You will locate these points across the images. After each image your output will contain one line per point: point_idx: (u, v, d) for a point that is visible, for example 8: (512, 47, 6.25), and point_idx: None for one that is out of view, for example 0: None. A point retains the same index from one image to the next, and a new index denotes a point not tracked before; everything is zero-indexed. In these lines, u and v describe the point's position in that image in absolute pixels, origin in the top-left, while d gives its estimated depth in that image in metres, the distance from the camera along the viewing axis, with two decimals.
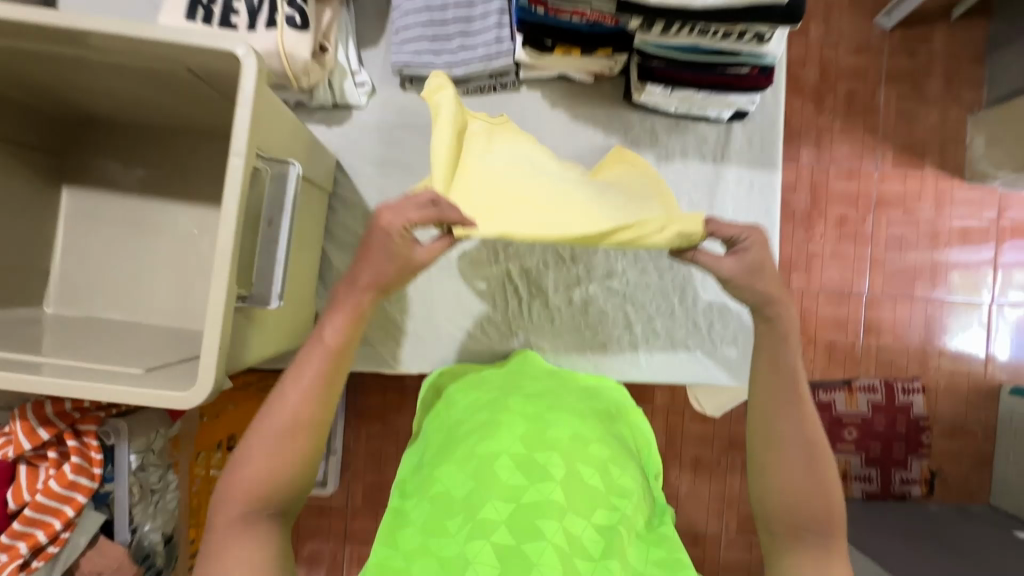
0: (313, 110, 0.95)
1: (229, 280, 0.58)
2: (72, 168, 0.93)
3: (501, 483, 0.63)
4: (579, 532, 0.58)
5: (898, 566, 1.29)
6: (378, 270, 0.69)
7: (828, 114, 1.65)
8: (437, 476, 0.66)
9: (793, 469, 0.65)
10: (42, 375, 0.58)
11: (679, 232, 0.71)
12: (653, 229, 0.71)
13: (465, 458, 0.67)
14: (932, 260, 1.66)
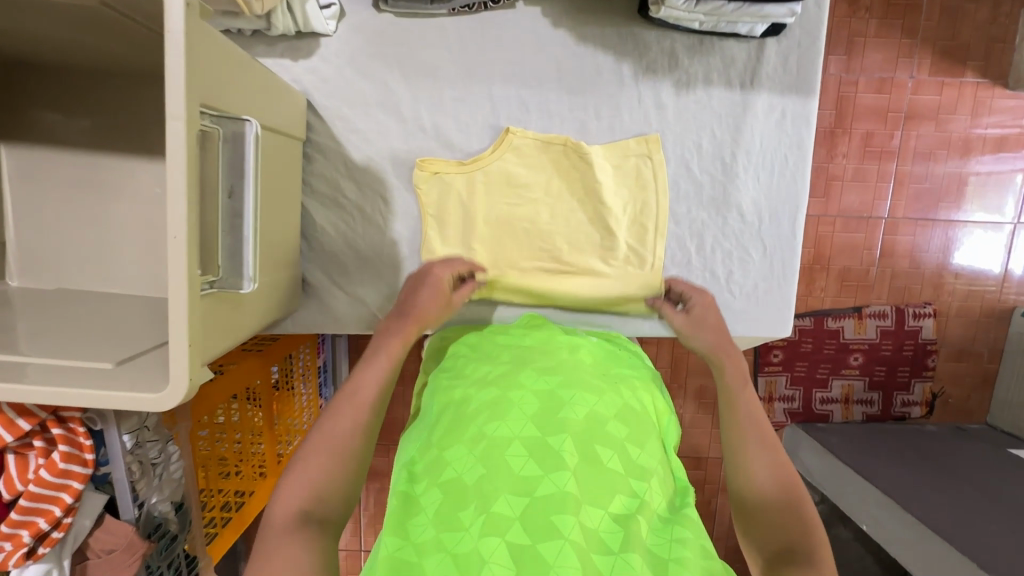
0: (274, 41, 0.81)
1: (191, 265, 0.51)
2: (7, 121, 0.81)
3: (513, 474, 0.60)
4: (597, 525, 0.57)
5: (892, 484, 1.32)
6: (427, 301, 0.76)
7: (863, 15, 1.46)
8: (448, 460, 0.64)
9: (755, 454, 0.65)
10: (23, 383, 0.52)
11: (643, 284, 0.86)
12: (620, 285, 0.86)
13: (475, 442, 0.64)
14: (960, 178, 1.54)
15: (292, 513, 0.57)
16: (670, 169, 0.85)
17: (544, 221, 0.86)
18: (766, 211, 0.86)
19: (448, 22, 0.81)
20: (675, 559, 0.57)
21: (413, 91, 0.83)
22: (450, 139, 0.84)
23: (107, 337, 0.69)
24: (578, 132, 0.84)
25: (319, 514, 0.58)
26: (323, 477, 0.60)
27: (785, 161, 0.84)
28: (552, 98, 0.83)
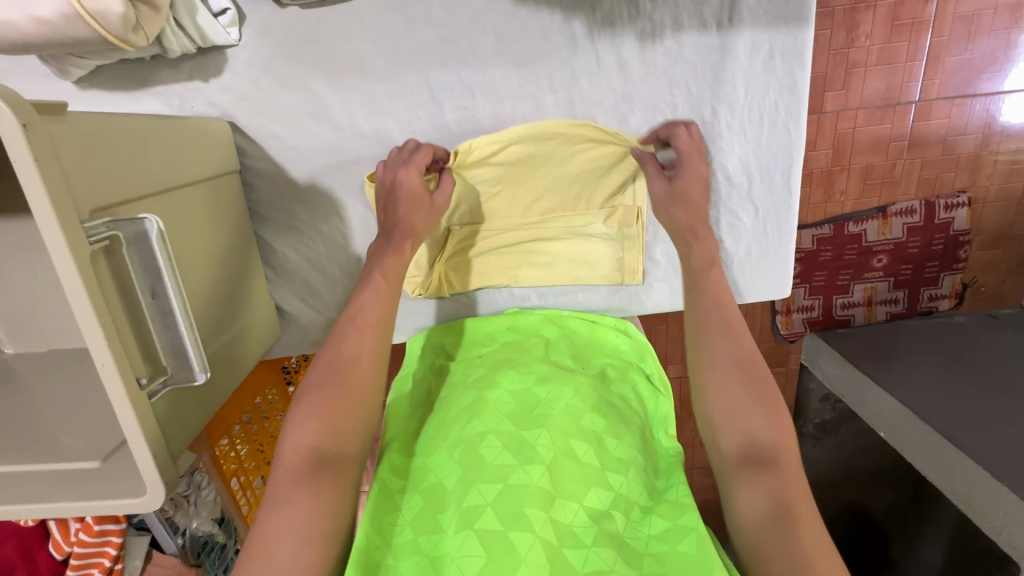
0: (177, 62, 0.71)
1: (131, 378, 0.50)
2: None
3: (485, 466, 0.59)
4: (570, 519, 0.57)
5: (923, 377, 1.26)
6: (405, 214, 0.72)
7: None
8: (429, 466, 0.64)
9: (707, 312, 0.66)
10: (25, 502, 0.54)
11: (620, 219, 0.80)
12: (596, 221, 0.81)
13: (455, 445, 0.63)
14: (1009, 38, 1.22)
15: (306, 452, 0.55)
16: (642, 137, 0.75)
17: (504, 213, 0.81)
18: (756, 169, 0.76)
19: (361, 2, 0.69)
20: (650, 552, 0.56)
21: (340, 92, 0.73)
22: (395, 140, 0.76)
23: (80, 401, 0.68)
24: (534, 113, 0.74)
25: (335, 454, 0.56)
26: (337, 417, 0.58)
27: (775, 110, 0.73)
28: (498, 74, 0.72)
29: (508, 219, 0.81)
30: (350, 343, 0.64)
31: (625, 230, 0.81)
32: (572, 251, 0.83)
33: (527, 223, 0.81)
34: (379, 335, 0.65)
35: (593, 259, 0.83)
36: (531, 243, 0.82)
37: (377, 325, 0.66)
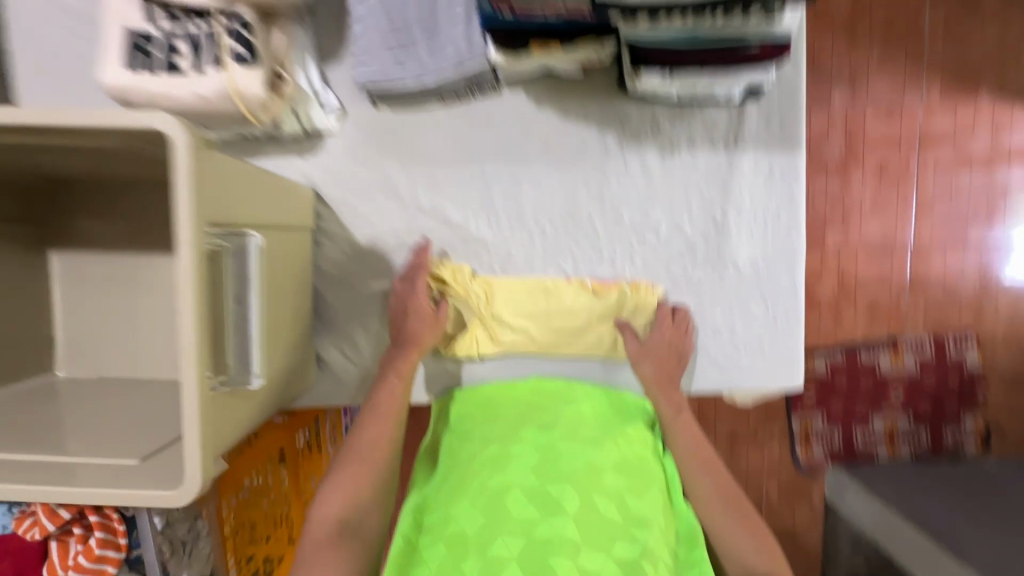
0: (284, 142, 0.89)
1: (201, 368, 0.55)
2: (56, 230, 0.90)
3: (511, 518, 0.61)
4: (598, 569, 0.57)
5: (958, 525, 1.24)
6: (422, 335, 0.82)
7: (864, 46, 1.47)
8: (451, 513, 0.64)
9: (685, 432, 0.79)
10: (66, 484, 0.57)
11: (635, 300, 0.86)
12: (612, 298, 0.87)
13: (478, 495, 0.65)
14: (988, 207, 1.52)
15: (333, 523, 0.68)
16: (661, 228, 0.86)
17: (531, 296, 0.88)
18: (762, 264, 0.86)
19: (440, 111, 0.87)
20: None
21: (411, 176, 0.89)
22: (450, 217, 0.89)
23: (127, 427, 0.75)
24: (569, 204, 0.87)
25: (356, 524, 0.69)
26: (359, 494, 0.70)
27: (778, 216, 0.85)
28: (542, 171, 0.87)
29: (537, 301, 0.88)
30: (371, 430, 0.74)
31: (640, 309, 0.86)
32: (590, 327, 0.88)
33: (548, 306, 0.88)
34: (396, 424, 0.76)
35: (603, 325, 0.88)
36: (556, 324, 0.88)
37: (388, 425, 0.75)
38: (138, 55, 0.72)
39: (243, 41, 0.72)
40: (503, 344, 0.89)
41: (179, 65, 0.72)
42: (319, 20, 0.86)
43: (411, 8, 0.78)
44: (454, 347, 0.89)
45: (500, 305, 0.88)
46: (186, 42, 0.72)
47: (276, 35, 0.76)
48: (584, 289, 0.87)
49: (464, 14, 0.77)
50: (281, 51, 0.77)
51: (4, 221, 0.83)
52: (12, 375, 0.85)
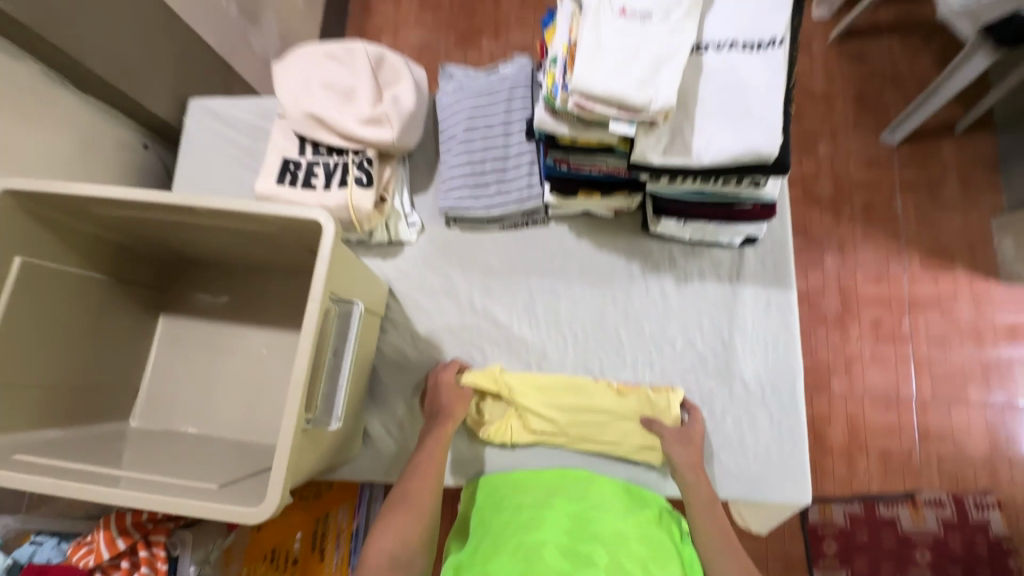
0: (370, 247, 1.10)
1: (301, 403, 0.69)
2: (172, 299, 1.09)
3: (547, 567, 0.71)
4: None
5: None
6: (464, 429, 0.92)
7: (848, 221, 1.74)
8: (492, 563, 0.75)
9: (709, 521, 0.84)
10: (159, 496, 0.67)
11: (658, 399, 0.96)
12: (636, 397, 0.97)
13: (517, 548, 0.76)
14: (985, 369, 1.62)
15: (386, 558, 0.76)
16: (676, 343, 1.01)
17: (563, 389, 0.98)
18: (767, 382, 0.98)
19: (499, 235, 1.09)
20: None
21: (469, 282, 1.07)
22: (497, 318, 1.05)
23: (193, 468, 0.83)
24: (598, 316, 1.04)
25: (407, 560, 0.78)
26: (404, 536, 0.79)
27: (777, 341, 0.99)
28: (578, 288, 1.06)
29: (568, 395, 0.97)
30: (416, 479, 0.85)
31: (662, 408, 0.95)
32: (617, 422, 0.96)
33: (578, 402, 0.97)
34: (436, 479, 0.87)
35: (629, 421, 0.96)
36: (586, 417, 0.96)
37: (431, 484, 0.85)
38: (286, 174, 0.99)
39: (366, 171, 0.98)
40: (536, 433, 0.97)
41: (314, 182, 0.97)
42: (415, 163, 1.14)
43: (487, 159, 1.05)
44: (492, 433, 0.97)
45: (535, 396, 0.98)
46: (323, 168, 0.98)
47: (385, 169, 1.02)
48: (609, 389, 0.98)
49: (528, 169, 1.03)
50: (387, 179, 1.02)
51: (135, 285, 1.03)
52: (98, 415, 0.96)
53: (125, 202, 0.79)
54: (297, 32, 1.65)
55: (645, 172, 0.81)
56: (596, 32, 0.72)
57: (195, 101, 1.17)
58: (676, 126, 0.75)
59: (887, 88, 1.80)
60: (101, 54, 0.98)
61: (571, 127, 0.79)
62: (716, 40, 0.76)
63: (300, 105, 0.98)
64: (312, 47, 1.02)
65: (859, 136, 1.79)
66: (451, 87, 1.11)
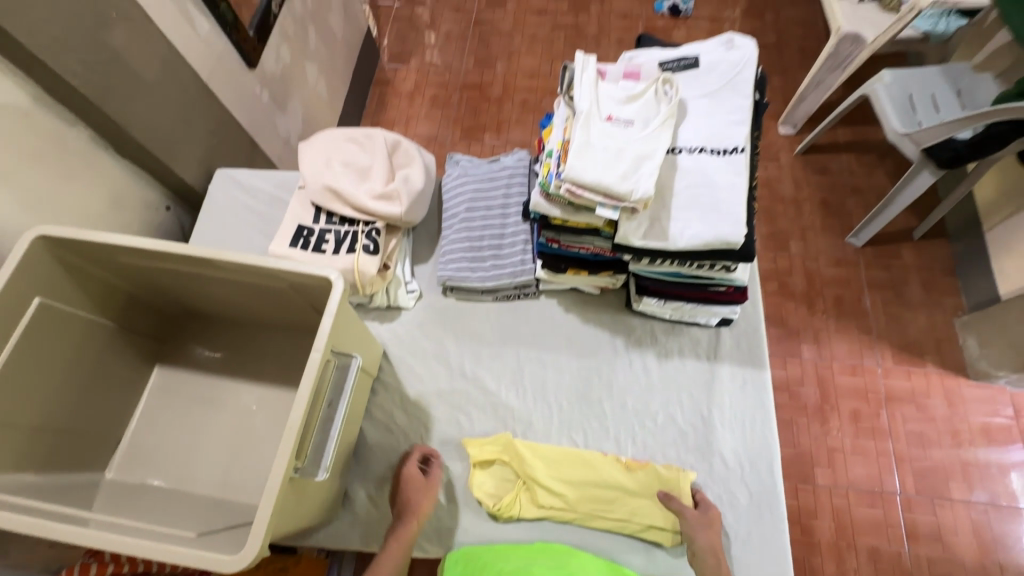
0: (369, 310, 1.16)
1: (291, 451, 0.70)
2: (170, 351, 1.11)
3: None
4: None
5: None
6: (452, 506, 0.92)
7: (821, 314, 1.85)
8: None
9: None
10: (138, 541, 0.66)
11: (673, 474, 0.98)
12: (646, 473, 0.98)
13: None
14: (965, 466, 1.64)
15: None
16: (658, 417, 1.04)
17: (572, 461, 1.00)
18: (745, 460, 1.00)
19: (492, 305, 1.16)
20: None
21: (461, 348, 1.12)
22: (486, 384, 1.09)
23: (168, 521, 0.82)
24: (583, 387, 1.08)
25: None
26: None
27: (754, 419, 1.03)
28: (565, 359, 1.11)
29: (578, 467, 0.99)
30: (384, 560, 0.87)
31: (673, 484, 0.97)
32: (626, 498, 0.97)
33: (588, 475, 0.98)
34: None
35: (637, 496, 0.97)
36: (596, 491, 0.97)
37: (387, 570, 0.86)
38: (299, 239, 1.07)
39: (373, 240, 1.07)
40: (545, 506, 0.97)
41: (325, 248, 1.06)
42: (418, 236, 1.23)
43: (486, 236, 1.15)
44: (502, 503, 0.97)
45: (543, 464, 1.00)
46: (333, 236, 1.07)
47: (390, 239, 1.12)
48: (620, 464, 0.99)
49: (522, 246, 1.12)
50: (391, 248, 1.11)
51: (138, 335, 1.06)
52: (76, 465, 0.95)
53: (147, 253, 0.86)
54: (320, 119, 1.83)
55: (628, 254, 0.91)
56: (587, 132, 0.84)
57: (221, 171, 1.28)
58: (654, 216, 0.85)
59: (848, 196, 1.99)
60: (146, 126, 1.09)
61: (563, 210, 0.90)
62: (689, 145, 0.88)
63: (320, 179, 1.09)
64: (336, 131, 1.15)
65: (827, 237, 1.95)
66: (456, 173, 1.24)
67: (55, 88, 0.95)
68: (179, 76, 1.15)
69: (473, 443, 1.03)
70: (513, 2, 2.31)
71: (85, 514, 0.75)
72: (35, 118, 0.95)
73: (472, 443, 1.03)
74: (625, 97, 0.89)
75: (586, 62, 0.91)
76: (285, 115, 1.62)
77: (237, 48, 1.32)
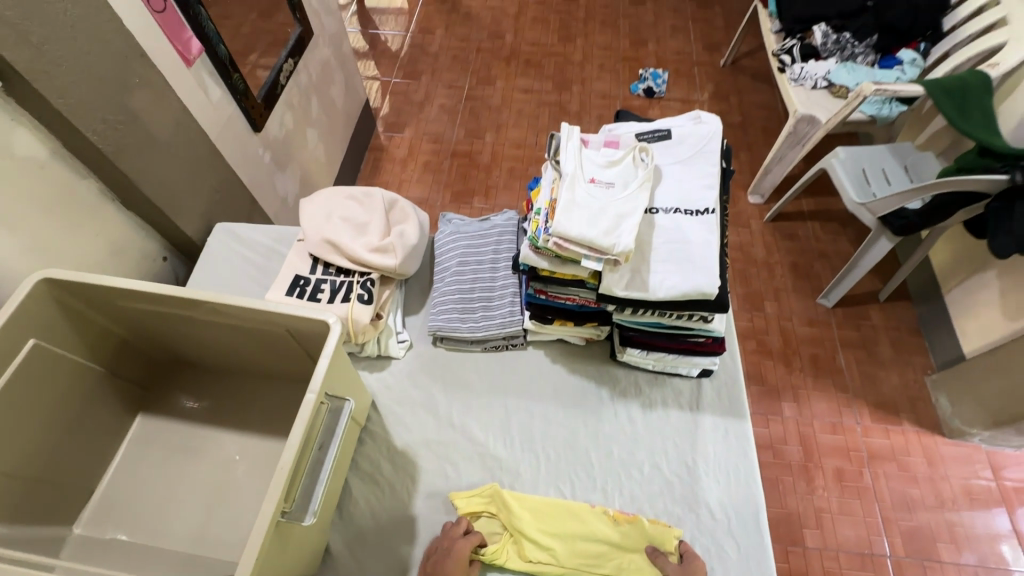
0: (360, 359, 1.17)
1: (280, 493, 0.70)
2: (155, 399, 1.10)
3: None
4: None
5: None
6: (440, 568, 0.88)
7: (799, 372, 1.90)
8: None
9: None
10: None
11: (661, 530, 0.96)
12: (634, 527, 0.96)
13: None
14: (950, 527, 1.64)
15: None
16: (644, 468, 1.05)
17: (557, 514, 0.98)
18: (732, 510, 1.01)
19: (480, 355, 1.19)
20: None
21: (450, 398, 1.14)
22: (474, 434, 1.09)
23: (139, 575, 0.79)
24: (570, 436, 1.09)
25: None
26: None
27: (738, 468, 1.04)
28: (552, 409, 1.12)
29: (563, 520, 0.97)
30: None
31: (662, 539, 0.95)
32: (613, 552, 0.94)
33: (573, 528, 0.96)
34: None
35: (625, 550, 0.94)
36: (582, 545, 0.95)
37: None
38: (295, 288, 1.12)
39: (368, 289, 1.11)
40: (530, 559, 0.94)
41: (320, 296, 1.10)
42: (410, 288, 1.28)
43: (476, 289, 1.20)
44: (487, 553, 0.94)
45: (528, 516, 0.97)
46: (329, 285, 1.12)
47: (384, 290, 1.17)
48: (605, 515, 0.98)
49: (511, 298, 1.17)
50: (384, 298, 1.16)
51: (124, 381, 1.06)
52: (44, 517, 0.91)
53: (145, 295, 0.88)
54: (317, 180, 1.92)
55: (612, 304, 0.96)
56: (572, 192, 0.92)
57: (222, 225, 1.33)
58: (635, 267, 0.92)
59: (816, 260, 2.12)
60: (155, 180, 1.15)
61: (550, 263, 0.96)
62: (665, 207, 0.97)
63: (319, 232, 1.14)
64: (336, 189, 1.22)
65: (799, 299, 2.05)
66: (448, 230, 1.31)
67: (74, 143, 1.00)
68: (190, 136, 1.22)
69: (457, 497, 1.01)
70: (501, 82, 2.52)
71: (54, 564, 0.72)
72: (50, 169, 1.01)
73: (457, 497, 1.01)
74: (606, 162, 0.98)
75: (571, 131, 1.01)
76: (285, 175, 1.70)
77: (245, 114, 1.42)
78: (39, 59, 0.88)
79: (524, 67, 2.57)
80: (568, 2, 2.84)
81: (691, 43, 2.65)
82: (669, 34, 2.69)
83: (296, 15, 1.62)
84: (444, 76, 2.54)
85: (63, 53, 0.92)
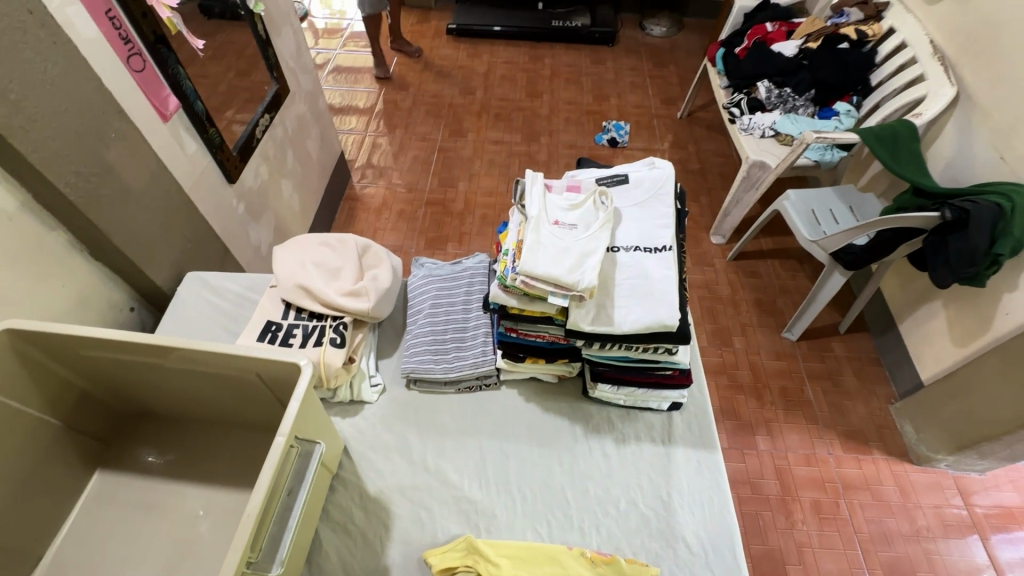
0: (332, 405, 1.16)
1: (244, 543, 0.68)
2: (114, 454, 1.06)
3: None
4: None
5: None
6: None
7: (770, 405, 1.94)
8: None
9: None
10: None
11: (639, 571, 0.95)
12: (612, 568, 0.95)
13: None
14: (928, 556, 1.65)
15: None
16: (620, 505, 1.05)
17: (534, 560, 0.96)
18: (708, 543, 1.01)
19: (455, 397, 1.19)
20: None
21: (424, 441, 1.13)
22: (449, 478, 1.08)
23: None
24: (545, 475, 1.09)
25: None
26: None
27: (712, 499, 1.05)
28: (526, 448, 1.12)
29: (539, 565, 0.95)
30: None
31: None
32: None
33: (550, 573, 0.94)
34: None
35: None
36: None
37: None
38: (267, 333, 1.12)
39: (340, 333, 1.12)
40: None
41: (292, 341, 1.10)
42: (383, 332, 1.29)
43: (449, 331, 1.22)
44: None
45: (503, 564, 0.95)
46: (301, 330, 1.12)
47: (356, 333, 1.18)
48: (583, 558, 0.97)
49: (483, 338, 1.19)
50: (356, 342, 1.17)
51: (83, 436, 1.02)
52: None
53: (109, 343, 0.88)
54: (291, 229, 1.94)
55: (580, 339, 0.99)
56: (537, 233, 0.97)
57: (192, 274, 1.33)
58: (600, 303, 0.96)
59: (778, 295, 2.21)
60: (126, 230, 1.16)
61: (519, 300, 1.00)
62: (626, 245, 1.02)
63: (292, 278, 1.16)
64: (309, 236, 1.25)
65: (765, 333, 2.12)
66: (420, 274, 1.34)
67: (45, 195, 1.01)
68: (164, 187, 1.24)
69: (430, 552, 0.98)
70: (472, 134, 2.64)
71: None
72: (18, 221, 1.00)
73: (430, 552, 0.98)
74: (568, 205, 1.04)
75: (535, 177, 1.08)
76: (259, 225, 1.72)
77: (220, 165, 1.45)
78: (16, 115, 0.91)
79: (493, 120, 2.70)
80: (534, 61, 3.03)
81: (649, 98, 2.84)
82: (628, 89, 2.89)
83: (273, 73, 1.70)
84: (418, 129, 2.65)
85: (40, 110, 0.94)
